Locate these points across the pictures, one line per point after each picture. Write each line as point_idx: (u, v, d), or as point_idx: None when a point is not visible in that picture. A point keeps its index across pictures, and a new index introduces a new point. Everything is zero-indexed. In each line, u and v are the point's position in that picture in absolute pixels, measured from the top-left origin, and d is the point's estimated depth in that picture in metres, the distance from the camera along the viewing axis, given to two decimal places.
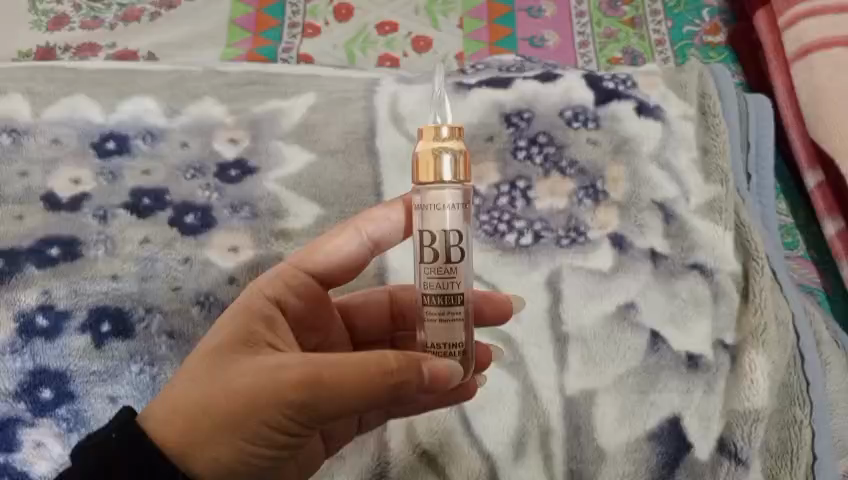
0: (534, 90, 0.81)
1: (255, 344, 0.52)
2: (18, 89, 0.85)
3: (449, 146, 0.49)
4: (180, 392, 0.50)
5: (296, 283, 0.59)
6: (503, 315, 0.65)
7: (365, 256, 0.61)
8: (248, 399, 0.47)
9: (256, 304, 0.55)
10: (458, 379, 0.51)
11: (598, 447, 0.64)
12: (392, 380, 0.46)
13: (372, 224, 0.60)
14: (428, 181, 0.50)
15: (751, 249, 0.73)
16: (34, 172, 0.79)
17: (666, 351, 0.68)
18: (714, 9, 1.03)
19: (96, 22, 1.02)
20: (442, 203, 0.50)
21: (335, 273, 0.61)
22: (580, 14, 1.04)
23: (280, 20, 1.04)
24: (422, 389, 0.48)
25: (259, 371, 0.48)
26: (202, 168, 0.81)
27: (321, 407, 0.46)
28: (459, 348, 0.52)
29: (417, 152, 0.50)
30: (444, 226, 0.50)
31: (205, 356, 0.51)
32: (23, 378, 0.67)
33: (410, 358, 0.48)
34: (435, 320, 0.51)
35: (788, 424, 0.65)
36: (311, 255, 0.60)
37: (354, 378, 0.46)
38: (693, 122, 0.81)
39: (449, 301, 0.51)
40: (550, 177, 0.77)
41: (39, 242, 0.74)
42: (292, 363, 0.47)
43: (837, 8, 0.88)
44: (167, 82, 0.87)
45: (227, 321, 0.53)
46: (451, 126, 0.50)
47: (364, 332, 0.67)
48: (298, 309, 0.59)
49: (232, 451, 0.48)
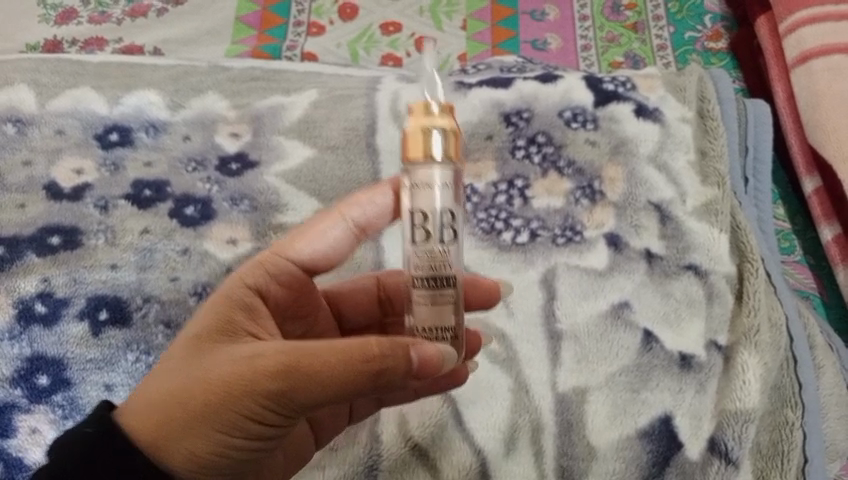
0: (534, 90, 0.82)
1: (234, 333, 0.52)
2: (24, 80, 0.86)
3: (440, 123, 0.48)
4: (156, 383, 0.50)
5: (278, 271, 0.57)
6: (490, 301, 0.64)
7: (351, 242, 0.59)
8: (223, 388, 0.47)
9: (235, 293, 0.54)
10: (451, 364, 0.50)
11: (589, 444, 0.64)
12: (376, 367, 0.46)
13: (357, 208, 0.58)
14: (418, 160, 0.48)
15: (746, 251, 0.74)
16: (37, 162, 0.80)
17: (658, 351, 0.68)
18: (715, 15, 1.03)
19: (104, 17, 1.04)
20: (433, 182, 0.49)
21: (320, 262, 0.58)
22: (583, 18, 1.04)
23: (285, 18, 1.05)
24: (410, 375, 0.47)
25: (236, 360, 0.48)
26: (203, 161, 0.81)
27: (299, 394, 0.46)
28: (451, 332, 0.51)
29: (408, 128, 0.49)
30: (434, 207, 0.49)
31: (183, 346, 0.51)
32: (20, 365, 0.68)
33: (395, 344, 0.47)
34: (426, 304, 0.50)
35: (779, 426, 0.66)
36: (295, 243, 0.58)
37: (335, 365, 0.45)
38: (691, 124, 0.81)
39: (439, 284, 0.50)
40: (547, 177, 0.78)
41: (40, 230, 0.75)
42: (269, 349, 0.47)
43: (837, 15, 0.89)
44: (172, 77, 0.88)
45: (205, 310, 0.53)
46: (443, 104, 0.49)
47: (351, 318, 0.66)
48: (281, 299, 0.57)
49: (206, 443, 0.48)
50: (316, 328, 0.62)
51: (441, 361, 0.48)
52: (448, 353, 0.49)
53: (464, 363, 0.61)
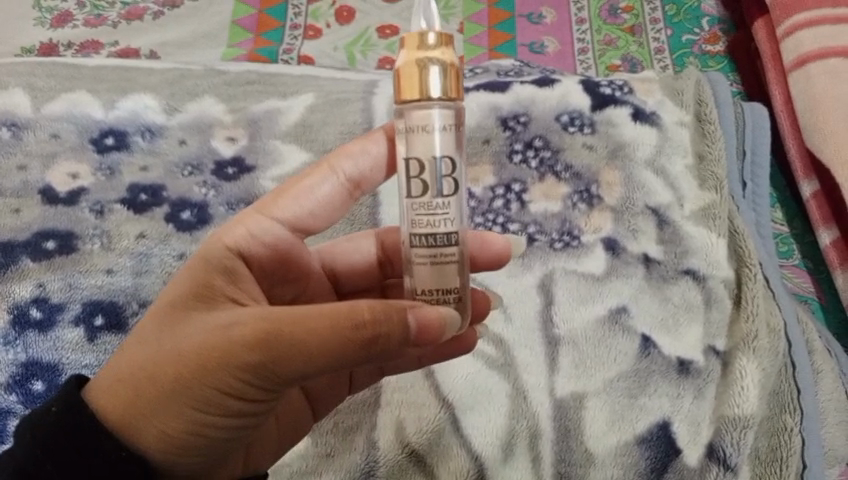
0: (531, 93, 0.82)
1: (212, 299, 0.50)
2: (19, 83, 0.85)
3: (436, 56, 0.46)
4: (131, 356, 0.50)
5: (262, 232, 0.55)
6: (498, 259, 0.63)
7: (343, 197, 0.58)
8: (198, 362, 0.47)
9: (214, 254, 0.52)
10: (453, 329, 0.48)
11: (588, 450, 0.64)
12: (368, 333, 0.44)
13: (350, 160, 0.57)
14: (414, 98, 0.47)
15: (744, 255, 0.74)
16: (32, 166, 0.80)
17: (656, 356, 0.68)
18: (713, 18, 1.03)
19: (100, 20, 1.03)
20: (429, 125, 0.47)
21: (310, 220, 0.57)
22: (580, 21, 1.04)
23: (282, 21, 1.05)
24: (407, 342, 0.46)
25: (213, 330, 0.47)
26: (200, 165, 0.81)
27: (279, 368, 0.45)
28: (454, 294, 0.49)
29: (400, 64, 0.47)
30: (433, 153, 0.48)
31: (159, 315, 0.50)
32: (15, 371, 0.67)
33: (389, 308, 0.45)
34: (426, 263, 0.49)
35: (778, 431, 0.66)
36: (281, 199, 0.57)
37: (321, 334, 0.44)
38: (689, 128, 0.81)
39: (440, 243, 0.48)
40: (545, 181, 0.78)
41: (36, 235, 0.75)
42: (246, 320, 0.46)
43: (835, 19, 0.89)
44: (168, 81, 0.88)
45: (183, 274, 0.52)
46: (438, 33, 0.47)
47: (348, 281, 0.66)
48: (265, 262, 0.55)
49: (181, 422, 0.48)
50: (310, 290, 0.62)
51: (440, 327, 0.46)
52: (452, 315, 0.47)
53: (472, 328, 0.61)
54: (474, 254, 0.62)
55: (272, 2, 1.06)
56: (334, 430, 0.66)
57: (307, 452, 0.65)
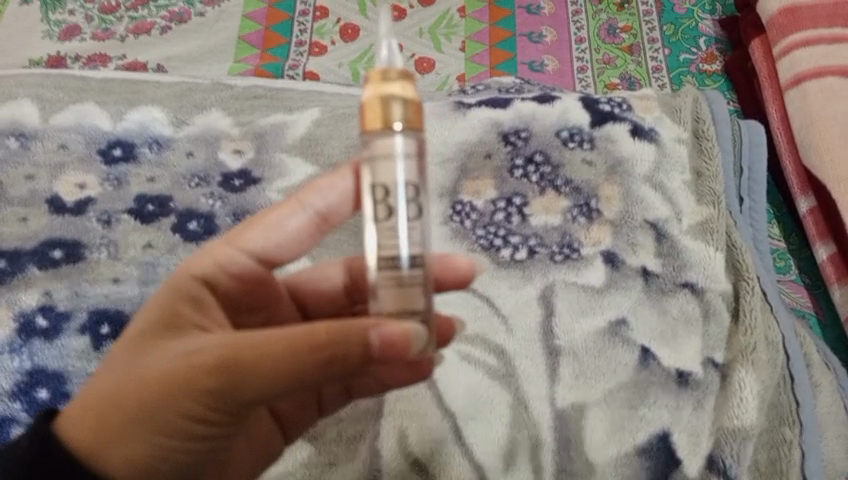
0: (532, 110, 0.84)
1: (181, 327, 0.52)
2: (28, 95, 0.87)
3: (399, 91, 0.47)
4: (101, 382, 0.51)
5: (230, 263, 0.56)
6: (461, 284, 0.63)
7: (312, 231, 0.57)
8: (162, 386, 0.48)
9: (183, 284, 0.54)
10: (420, 344, 0.47)
11: (588, 460, 0.65)
12: (323, 354, 0.45)
13: (317, 195, 0.56)
14: (377, 128, 0.47)
15: (742, 270, 0.75)
16: (40, 176, 0.81)
17: (656, 368, 0.69)
18: (710, 38, 1.06)
19: (107, 33, 1.05)
20: (392, 152, 0.48)
21: (275, 253, 0.57)
22: (579, 41, 1.06)
23: (288, 38, 1.07)
24: (368, 360, 0.45)
25: (179, 355, 0.48)
26: (206, 177, 0.82)
27: (240, 390, 0.46)
28: (419, 316, 0.48)
29: (365, 97, 0.48)
30: (395, 179, 0.48)
31: (128, 343, 0.52)
32: (21, 378, 0.68)
33: (352, 328, 0.45)
34: (391, 288, 0.48)
35: (777, 444, 0.67)
36: (249, 232, 0.57)
37: (280, 357, 0.45)
38: (687, 145, 0.83)
39: (406, 267, 0.48)
40: (545, 195, 0.79)
41: (43, 243, 0.77)
42: (209, 346, 0.47)
43: (830, 39, 0.91)
44: (176, 93, 0.89)
45: (153, 303, 0.54)
46: (401, 69, 0.48)
47: (318, 309, 0.64)
48: (231, 292, 0.57)
49: (148, 446, 0.48)
50: (279, 316, 0.61)
51: (405, 347, 0.45)
52: (417, 331, 0.46)
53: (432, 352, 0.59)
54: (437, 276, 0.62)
55: (278, 19, 1.08)
56: (337, 439, 0.67)
57: (311, 460, 0.66)
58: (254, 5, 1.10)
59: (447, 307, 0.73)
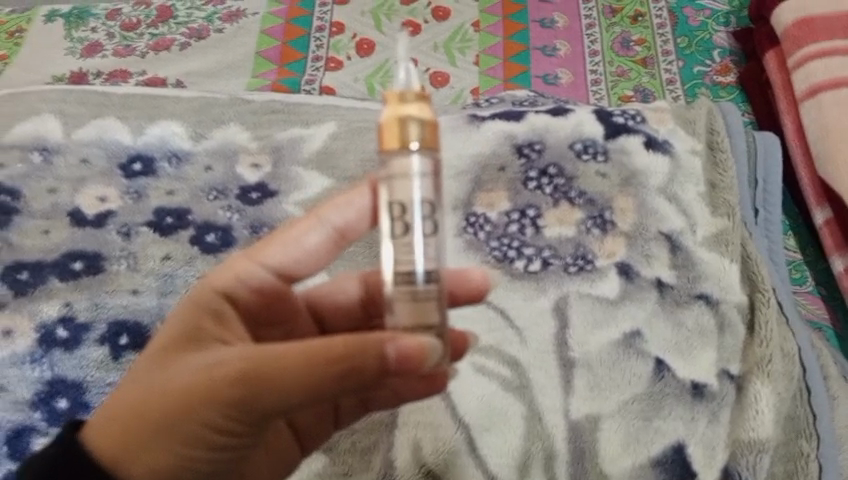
0: (546, 123, 0.85)
1: (202, 341, 0.53)
2: (51, 110, 0.89)
3: (416, 112, 0.48)
4: (125, 394, 0.52)
5: (249, 277, 0.56)
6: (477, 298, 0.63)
7: (330, 247, 0.57)
8: (185, 397, 0.49)
9: (204, 298, 0.55)
10: (436, 358, 0.47)
11: (601, 472, 0.65)
12: (341, 367, 0.45)
13: (335, 211, 0.56)
14: (395, 148, 0.48)
15: (758, 282, 0.74)
16: (62, 190, 0.83)
17: (670, 379, 0.69)
18: (724, 50, 1.06)
19: (128, 50, 1.08)
20: (409, 171, 0.49)
21: (295, 268, 0.57)
22: (593, 54, 1.07)
23: (304, 53, 1.08)
24: (385, 372, 0.46)
25: (200, 368, 0.49)
26: (224, 190, 0.83)
27: (260, 402, 0.47)
28: (434, 330, 0.49)
29: (383, 119, 0.48)
30: (412, 198, 0.49)
31: (151, 357, 0.53)
32: (41, 388, 0.70)
33: (369, 342, 0.45)
34: (406, 301, 0.49)
35: (794, 457, 0.66)
36: (268, 247, 0.57)
37: (298, 369, 0.45)
38: (702, 157, 0.83)
39: (421, 281, 0.49)
40: (559, 207, 0.80)
41: (64, 255, 0.78)
42: (230, 358, 0.48)
43: (844, 51, 0.91)
44: (194, 108, 0.91)
45: (175, 317, 0.55)
46: (418, 90, 0.49)
47: (335, 323, 0.64)
48: (251, 306, 0.57)
49: (171, 456, 0.49)
50: (297, 330, 0.61)
51: (421, 359, 0.46)
52: (434, 345, 0.47)
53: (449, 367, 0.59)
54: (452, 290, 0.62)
55: (295, 35, 1.10)
56: (351, 449, 0.67)
57: (326, 471, 0.66)
58: (271, 21, 1.11)
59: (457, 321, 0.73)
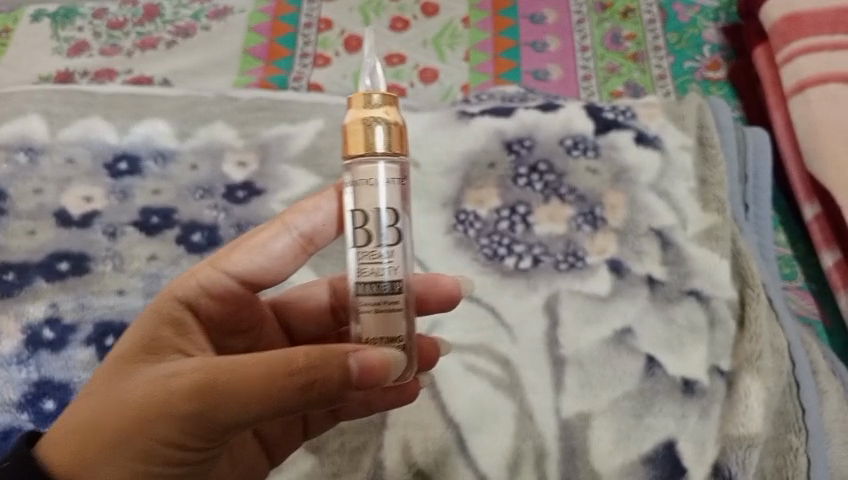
0: (536, 119, 0.84)
1: (161, 352, 0.50)
2: (36, 110, 0.88)
3: (381, 115, 0.48)
4: (82, 407, 0.50)
5: (212, 285, 0.55)
6: (448, 300, 0.64)
7: (296, 253, 0.58)
8: (140, 411, 0.47)
9: (164, 307, 0.53)
10: (400, 371, 0.48)
11: (592, 470, 0.64)
12: (302, 380, 0.45)
13: (303, 216, 0.57)
14: (359, 152, 0.48)
15: (748, 277, 0.74)
16: (47, 190, 0.82)
17: (661, 376, 0.68)
18: (714, 46, 1.06)
19: (115, 48, 1.07)
20: (374, 178, 0.49)
21: (261, 274, 0.57)
22: (584, 49, 1.06)
23: (292, 50, 1.07)
24: (348, 385, 0.46)
25: (155, 379, 0.48)
26: (211, 189, 0.82)
27: (217, 416, 0.46)
28: (399, 342, 0.50)
29: (348, 122, 0.49)
30: (376, 204, 0.49)
31: (107, 368, 0.51)
32: (27, 389, 0.69)
33: (332, 353, 0.46)
34: (370, 311, 0.49)
35: (783, 452, 0.66)
36: (233, 254, 0.57)
37: (255, 382, 0.45)
38: (691, 152, 0.83)
39: (385, 290, 0.49)
40: (549, 203, 0.79)
41: (50, 256, 0.77)
42: (187, 370, 0.47)
43: (831, 46, 0.91)
44: (180, 106, 0.89)
45: (134, 328, 0.52)
46: (384, 94, 0.49)
47: (303, 329, 0.66)
48: (213, 313, 0.56)
49: (126, 470, 0.47)
50: (264, 338, 0.63)
51: (384, 371, 0.46)
52: (397, 357, 0.47)
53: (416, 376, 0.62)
54: (423, 295, 0.63)
55: (283, 32, 1.09)
56: (341, 449, 0.67)
57: (315, 471, 0.66)
58: (259, 18, 1.10)
59: (439, 329, 0.72)
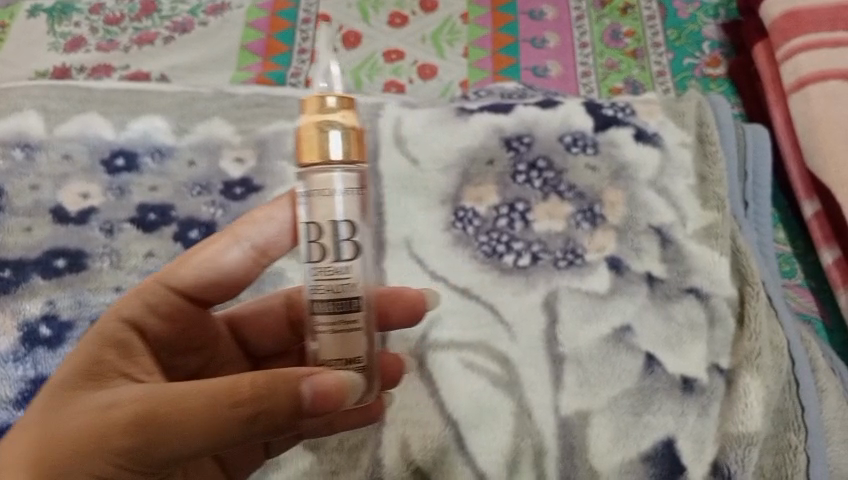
0: (535, 116, 0.84)
1: (103, 376, 0.50)
2: (32, 106, 0.88)
3: (338, 120, 0.46)
4: (14, 441, 0.47)
5: (158, 302, 0.56)
6: (412, 312, 0.65)
7: (249, 264, 0.58)
8: (76, 445, 0.45)
9: (108, 329, 0.53)
10: (358, 395, 0.48)
11: (591, 468, 0.64)
12: (248, 409, 0.44)
13: (254, 227, 0.57)
14: (314, 160, 0.46)
15: (747, 275, 0.74)
16: (44, 186, 0.82)
17: (660, 373, 0.68)
18: (714, 42, 1.05)
19: (112, 44, 1.06)
20: (331, 188, 0.47)
21: (210, 289, 0.58)
22: (583, 45, 1.06)
23: (290, 46, 1.07)
24: (299, 412, 0.46)
25: (93, 410, 0.46)
26: (208, 185, 0.82)
27: (157, 449, 0.44)
28: (359, 363, 0.49)
29: (301, 127, 0.46)
30: (332, 216, 0.47)
31: (44, 397, 0.49)
32: (24, 386, 0.69)
33: (281, 380, 0.45)
34: (328, 331, 0.48)
35: (783, 450, 0.66)
36: (179, 269, 0.57)
37: (199, 413, 0.44)
38: (690, 149, 0.82)
39: (343, 308, 0.48)
40: (548, 200, 0.79)
41: (47, 253, 0.77)
42: (126, 400, 0.46)
43: (833, 42, 0.90)
44: (178, 102, 0.89)
45: (75, 352, 0.52)
46: (340, 97, 0.47)
47: (259, 344, 0.66)
48: (160, 333, 0.56)
49: None
50: (218, 357, 0.63)
51: (338, 397, 0.46)
52: (353, 381, 0.47)
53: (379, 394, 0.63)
54: (388, 308, 0.64)
55: (281, 27, 1.09)
56: (339, 448, 0.66)
57: (313, 470, 0.66)
58: (257, 14, 1.10)
59: (438, 327, 0.71)
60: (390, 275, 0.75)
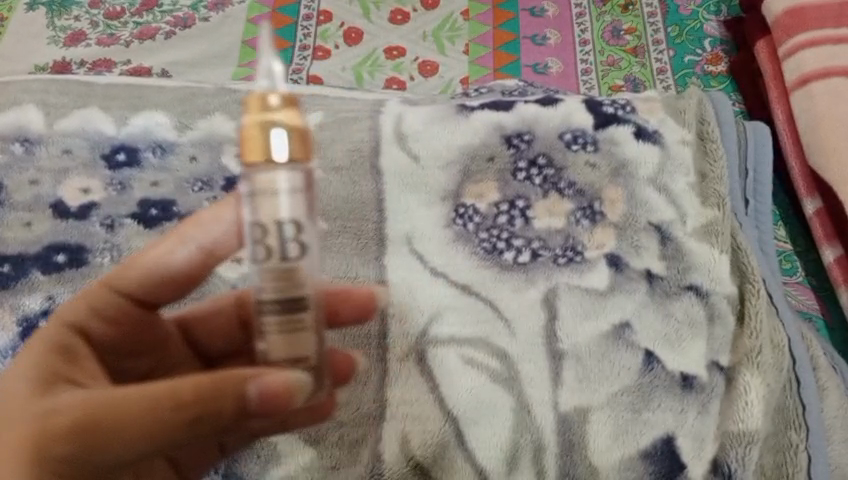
0: (535, 113, 0.84)
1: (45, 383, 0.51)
2: (33, 101, 0.88)
3: (281, 118, 0.46)
4: None
5: (102, 306, 0.57)
6: (363, 309, 0.66)
7: (197, 264, 0.58)
8: (18, 453, 0.46)
9: (53, 336, 0.54)
10: (307, 394, 0.50)
11: (590, 465, 0.65)
12: (190, 412, 0.47)
13: (200, 229, 0.57)
14: (257, 160, 0.47)
15: (747, 272, 0.74)
16: (43, 181, 0.82)
17: (659, 371, 0.68)
18: (715, 39, 1.06)
19: (112, 39, 1.06)
20: (276, 187, 0.47)
21: (157, 291, 0.59)
22: (584, 43, 1.06)
23: (291, 42, 1.06)
24: (244, 411, 0.49)
25: (33, 418, 0.48)
26: (210, 181, 0.82)
27: (98, 455, 0.46)
28: (306, 361, 0.49)
29: (245, 127, 0.46)
30: (277, 215, 0.47)
31: None
32: None
33: (224, 384, 0.48)
34: (275, 333, 0.48)
35: (783, 448, 0.66)
36: (122, 272, 0.58)
37: (140, 416, 0.46)
38: (691, 147, 0.82)
39: (290, 308, 0.48)
40: (548, 197, 0.79)
41: (47, 248, 0.77)
42: (66, 408, 0.48)
43: (836, 39, 0.90)
44: (179, 98, 0.89)
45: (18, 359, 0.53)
46: (283, 94, 0.46)
47: (210, 344, 0.66)
48: (106, 336, 0.58)
49: None
50: (169, 357, 0.64)
51: (283, 397, 0.48)
52: (300, 380, 0.49)
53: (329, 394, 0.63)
54: (340, 306, 0.65)
55: (282, 23, 1.08)
56: (339, 443, 0.67)
57: (314, 464, 0.66)
58: (259, 10, 1.10)
59: (437, 323, 0.72)
60: (390, 273, 0.75)
